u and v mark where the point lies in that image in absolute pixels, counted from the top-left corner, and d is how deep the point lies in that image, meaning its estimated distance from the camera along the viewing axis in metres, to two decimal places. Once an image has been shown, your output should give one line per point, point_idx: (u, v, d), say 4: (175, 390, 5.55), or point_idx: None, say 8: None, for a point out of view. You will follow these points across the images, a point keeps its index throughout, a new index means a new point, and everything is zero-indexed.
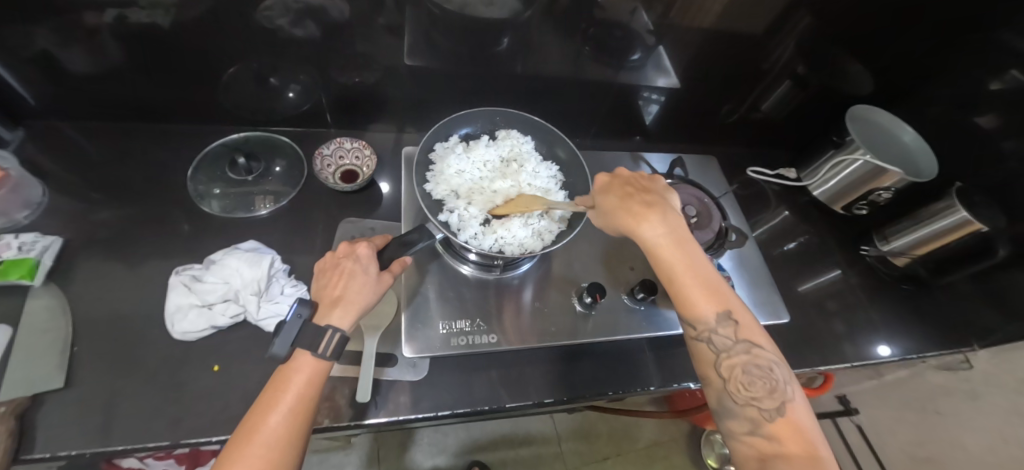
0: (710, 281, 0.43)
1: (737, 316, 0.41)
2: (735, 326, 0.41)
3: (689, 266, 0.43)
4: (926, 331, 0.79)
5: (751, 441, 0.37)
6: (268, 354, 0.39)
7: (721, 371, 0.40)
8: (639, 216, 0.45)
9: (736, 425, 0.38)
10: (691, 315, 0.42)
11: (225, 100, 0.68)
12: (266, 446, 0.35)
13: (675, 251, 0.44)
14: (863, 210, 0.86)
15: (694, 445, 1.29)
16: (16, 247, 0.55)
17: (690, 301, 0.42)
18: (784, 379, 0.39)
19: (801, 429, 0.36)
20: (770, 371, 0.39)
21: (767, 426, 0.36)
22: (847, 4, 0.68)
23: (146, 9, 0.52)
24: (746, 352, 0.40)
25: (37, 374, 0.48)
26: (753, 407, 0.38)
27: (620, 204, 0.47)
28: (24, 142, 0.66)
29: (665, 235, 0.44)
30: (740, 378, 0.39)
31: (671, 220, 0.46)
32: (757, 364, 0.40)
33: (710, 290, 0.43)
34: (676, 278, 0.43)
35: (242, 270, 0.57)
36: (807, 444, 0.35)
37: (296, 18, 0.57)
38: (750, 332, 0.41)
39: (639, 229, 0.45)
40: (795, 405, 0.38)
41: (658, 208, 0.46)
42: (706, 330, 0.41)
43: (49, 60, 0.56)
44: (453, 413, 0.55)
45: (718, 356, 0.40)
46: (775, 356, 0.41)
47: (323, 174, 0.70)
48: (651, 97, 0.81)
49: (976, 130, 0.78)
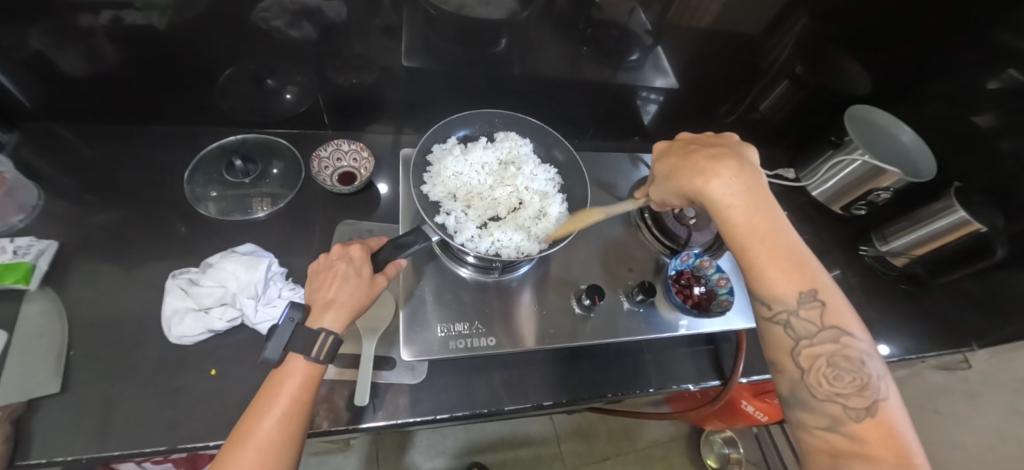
0: (792, 254, 0.39)
1: (823, 296, 0.37)
2: (819, 307, 0.37)
3: (768, 235, 0.40)
4: (925, 331, 0.79)
5: (826, 437, 0.34)
6: (261, 359, 0.38)
7: (800, 358, 0.37)
8: (708, 175, 0.43)
9: (811, 418, 0.36)
10: (768, 289, 0.39)
11: (222, 102, 0.68)
12: (259, 450, 0.35)
13: (751, 218, 0.41)
14: (862, 210, 0.86)
15: (694, 445, 1.30)
16: (11, 251, 0.54)
17: (766, 276, 0.39)
18: (877, 374, 0.35)
19: (895, 434, 0.32)
20: (860, 365, 0.35)
21: (850, 425, 0.33)
22: (845, 3, 0.68)
23: (141, 10, 0.51)
24: (831, 340, 0.36)
25: (32, 380, 0.48)
26: (836, 403, 0.35)
27: (688, 165, 0.45)
28: (19, 145, 0.65)
29: (740, 198, 0.41)
30: (820, 369, 0.36)
31: (747, 181, 0.42)
32: (845, 356, 0.36)
33: (791, 265, 0.39)
34: (750, 248, 0.40)
35: (238, 273, 0.57)
36: (901, 451, 0.31)
37: (293, 19, 0.56)
38: (837, 318, 0.37)
39: (709, 189, 0.42)
40: (888, 406, 0.34)
41: (734, 169, 0.43)
42: (782, 309, 0.38)
43: (43, 62, 0.56)
44: (453, 415, 0.55)
45: (796, 341, 0.37)
46: (870, 348, 0.36)
47: (320, 176, 0.69)
48: (650, 97, 0.81)
49: (973, 129, 0.78)
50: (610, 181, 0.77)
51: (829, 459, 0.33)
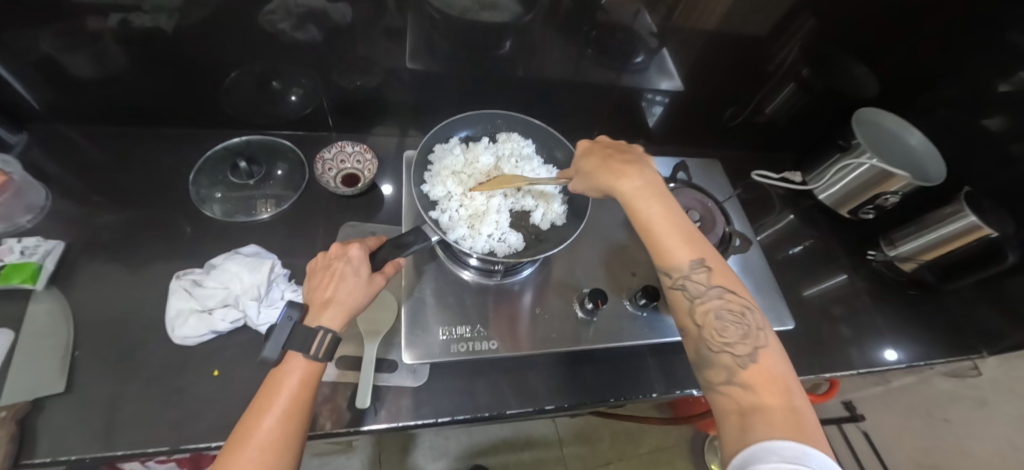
0: (685, 231, 0.45)
1: (711, 262, 0.42)
2: (709, 271, 0.42)
3: (665, 216, 0.45)
4: (935, 337, 0.78)
5: (728, 392, 0.36)
6: (261, 357, 0.39)
7: (696, 318, 0.41)
8: (619, 171, 0.47)
9: (712, 375, 0.38)
10: (667, 262, 0.43)
11: (228, 104, 0.69)
12: (260, 449, 0.35)
13: (651, 202, 0.45)
14: (870, 214, 0.84)
15: (698, 451, 1.28)
16: (19, 251, 0.55)
17: (665, 250, 0.43)
18: (758, 324, 0.40)
19: (774, 375, 0.36)
20: (743, 317, 0.40)
21: (741, 373, 0.36)
22: (850, 5, 0.67)
23: (149, 13, 0.52)
24: (718, 297, 0.41)
25: (39, 379, 0.48)
26: (727, 354, 0.38)
27: (601, 163, 0.49)
28: (29, 146, 0.66)
29: (643, 187, 0.46)
30: (711, 324, 0.41)
31: (649, 175, 0.48)
32: (730, 309, 0.41)
33: (685, 238, 0.44)
34: (653, 229, 0.44)
35: (242, 275, 0.57)
36: (778, 389, 0.35)
37: (298, 22, 0.57)
38: (723, 279, 0.42)
39: (617, 184, 0.47)
40: (769, 353, 0.38)
41: (636, 163, 0.49)
42: (679, 276, 0.42)
43: (52, 64, 0.56)
44: (454, 419, 0.55)
45: (692, 303, 0.41)
46: (748, 302, 0.42)
47: (324, 178, 0.70)
48: (655, 99, 0.81)
49: (982, 132, 0.77)
50: None
51: (733, 415, 0.35)
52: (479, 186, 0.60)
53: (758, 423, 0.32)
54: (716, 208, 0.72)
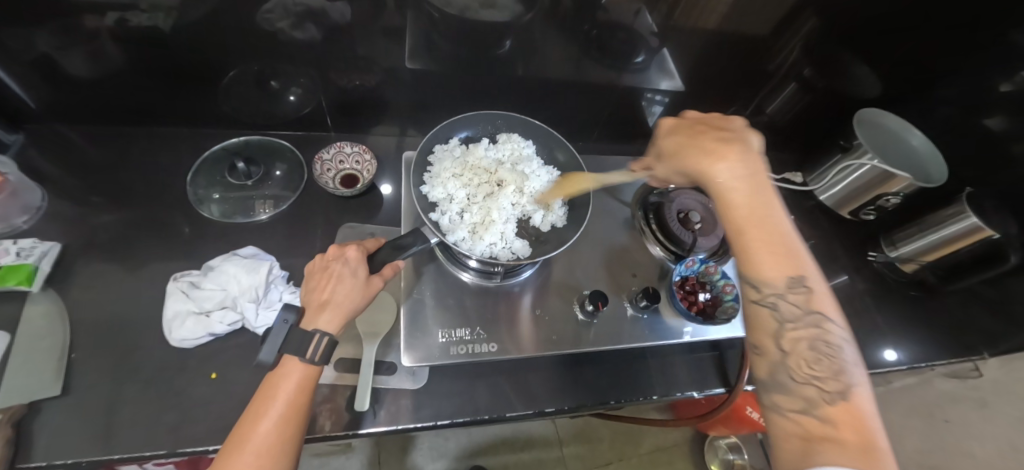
0: (785, 241, 0.39)
1: (811, 282, 0.37)
2: (807, 293, 0.36)
3: (767, 217, 0.39)
4: (936, 338, 0.78)
5: (799, 419, 0.33)
6: (257, 361, 0.39)
7: (781, 341, 0.36)
8: (715, 154, 0.43)
9: (786, 401, 0.34)
10: (758, 270, 0.38)
11: (226, 104, 0.68)
12: (257, 453, 0.34)
13: (751, 200, 0.40)
14: (872, 215, 0.85)
15: (697, 451, 1.28)
16: (14, 253, 0.54)
17: (757, 259, 0.38)
18: (852, 361, 0.35)
19: (864, 418, 0.31)
20: (837, 351, 0.35)
21: (823, 407, 0.32)
22: (853, 4, 0.67)
23: (147, 12, 0.51)
24: (813, 324, 0.36)
25: (35, 382, 0.48)
26: (813, 386, 0.34)
27: (692, 143, 0.45)
28: (25, 146, 0.66)
29: (741, 179, 0.41)
30: (800, 352, 0.36)
31: (752, 167, 0.42)
32: (824, 342, 0.36)
33: (784, 249, 0.38)
34: (745, 232, 0.39)
35: (239, 277, 0.57)
36: (870, 434, 0.30)
37: (297, 21, 0.56)
38: (821, 304, 0.37)
39: (713, 169, 0.42)
40: (861, 395, 0.33)
41: (739, 151, 0.43)
42: (771, 292, 0.37)
43: (49, 63, 0.56)
44: (453, 422, 0.55)
45: (781, 324, 0.36)
46: (845, 335, 0.37)
47: (322, 179, 0.69)
48: (655, 98, 0.80)
49: (982, 132, 0.77)
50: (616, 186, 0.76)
51: (798, 440, 0.31)
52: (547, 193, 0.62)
53: (828, 452, 0.29)
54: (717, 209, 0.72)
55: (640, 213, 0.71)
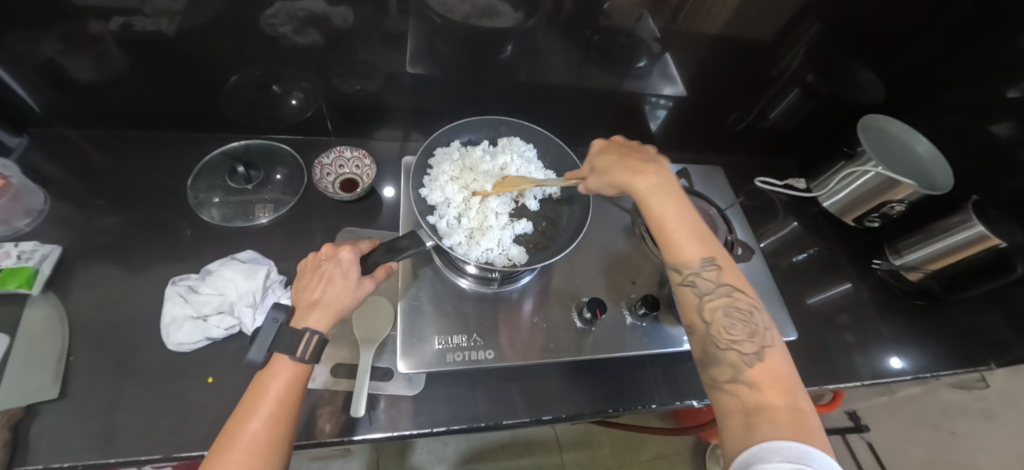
0: (696, 226, 0.44)
1: (720, 258, 0.42)
2: (719, 268, 0.41)
3: (678, 209, 0.44)
4: (943, 348, 0.76)
5: (735, 391, 0.35)
6: (245, 360, 0.38)
7: (704, 314, 0.41)
8: (635, 167, 0.47)
9: (718, 374, 0.37)
10: (678, 257, 0.42)
11: (228, 108, 0.68)
12: (248, 452, 0.34)
13: (664, 196, 0.45)
14: (876, 223, 0.82)
15: (699, 458, 1.27)
16: (15, 256, 0.55)
17: (676, 245, 0.43)
18: (764, 324, 0.40)
19: (781, 376, 0.36)
20: (750, 315, 0.40)
21: (749, 373, 0.36)
22: (858, 10, 0.66)
23: (150, 16, 0.52)
24: (727, 295, 0.41)
25: (33, 385, 0.48)
26: (735, 353, 0.38)
27: (617, 162, 0.49)
28: (29, 149, 0.66)
29: (657, 184, 0.46)
30: (718, 322, 0.40)
31: (664, 172, 0.47)
32: (738, 307, 0.40)
33: (696, 235, 0.43)
34: (665, 224, 0.44)
35: (237, 282, 0.57)
36: (786, 390, 0.35)
37: (300, 26, 0.56)
38: (732, 277, 0.41)
39: (634, 181, 0.46)
40: (775, 354, 0.38)
41: (650, 160, 0.49)
42: (690, 273, 0.42)
43: (54, 67, 0.56)
44: (450, 429, 0.54)
45: (701, 299, 0.41)
46: (755, 303, 0.41)
47: (321, 183, 0.70)
48: (659, 103, 0.79)
49: (990, 139, 0.76)
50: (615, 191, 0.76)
51: (738, 414, 0.34)
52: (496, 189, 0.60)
53: (764, 422, 0.32)
54: (719, 216, 0.70)
55: (640, 219, 0.70)
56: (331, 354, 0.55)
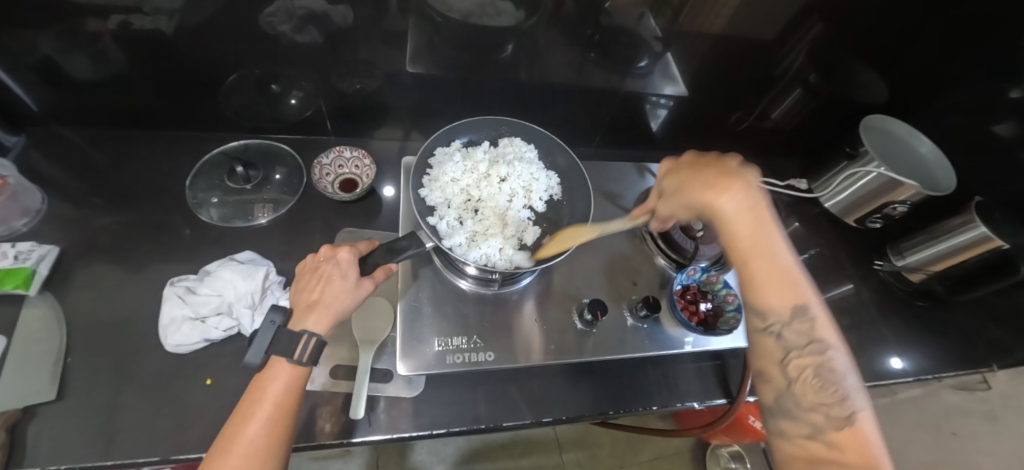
0: (787, 271, 0.41)
1: (813, 310, 0.39)
2: (810, 321, 0.39)
3: (769, 249, 0.42)
4: (946, 350, 0.76)
5: (807, 445, 0.35)
6: (243, 362, 0.38)
7: (787, 368, 0.38)
8: (719, 188, 0.44)
9: (793, 427, 0.36)
10: (762, 301, 0.40)
11: (227, 107, 0.68)
12: (246, 456, 0.34)
13: (754, 231, 0.42)
14: (877, 224, 0.82)
15: (699, 459, 1.27)
16: (12, 256, 0.55)
17: (760, 288, 0.40)
18: (855, 387, 0.37)
19: (870, 445, 0.34)
20: (841, 376, 0.37)
21: (830, 433, 0.34)
22: (861, 8, 0.66)
23: (149, 15, 0.51)
24: (818, 351, 0.38)
25: (30, 386, 0.48)
26: (818, 412, 0.36)
27: (696, 178, 0.47)
28: (26, 148, 0.66)
29: (745, 214, 0.43)
30: (804, 378, 0.37)
31: (756, 201, 0.44)
32: (829, 368, 0.38)
33: (784, 280, 0.41)
34: (751, 263, 0.42)
35: (235, 282, 0.57)
36: (875, 459, 0.33)
37: (299, 24, 0.56)
38: (824, 332, 0.39)
39: (719, 201, 0.44)
40: (864, 419, 0.35)
41: (741, 185, 0.45)
42: (776, 321, 0.39)
43: (51, 66, 0.56)
44: (449, 431, 0.54)
45: (787, 352, 0.38)
46: (846, 362, 0.38)
47: (321, 183, 0.70)
48: (660, 102, 0.79)
49: (994, 139, 0.75)
50: (616, 191, 0.75)
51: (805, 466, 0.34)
52: (546, 251, 0.56)
53: None
54: None
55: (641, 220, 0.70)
56: (331, 354, 0.55)
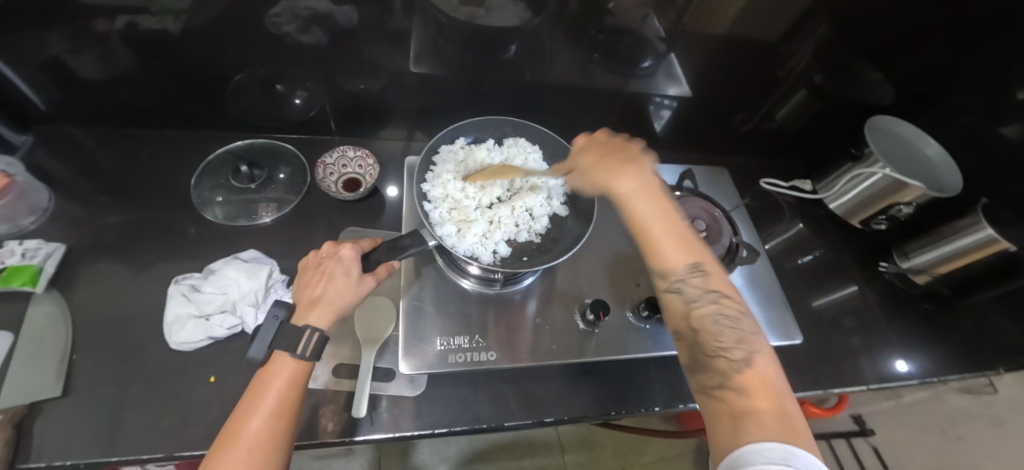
0: (680, 231, 0.42)
1: (706, 264, 0.40)
2: (705, 274, 0.40)
3: (662, 216, 0.42)
4: (951, 353, 0.75)
5: (722, 399, 0.35)
6: (246, 357, 0.38)
7: (692, 322, 0.39)
8: (616, 171, 0.46)
9: (706, 383, 0.37)
10: (661, 264, 0.41)
11: (232, 107, 0.68)
12: (248, 450, 0.34)
13: (645, 201, 0.43)
14: (883, 225, 0.82)
15: (702, 461, 1.26)
16: (19, 254, 0.56)
17: (661, 250, 0.41)
18: (751, 328, 0.39)
19: (771, 382, 0.34)
20: (738, 321, 0.39)
21: (737, 380, 0.35)
22: (867, 8, 0.65)
23: (156, 15, 0.52)
24: (715, 301, 0.39)
25: (37, 383, 0.48)
26: (723, 359, 0.37)
27: (598, 161, 0.48)
28: (34, 147, 0.67)
29: (638, 186, 0.44)
30: (708, 330, 0.39)
31: (645, 172, 0.46)
32: (727, 314, 0.39)
33: (683, 239, 0.42)
34: (649, 230, 0.42)
35: (240, 281, 0.57)
36: (774, 395, 0.33)
37: (304, 25, 0.56)
38: (721, 283, 0.40)
39: (617, 182, 0.45)
40: (763, 358, 0.36)
41: (634, 163, 0.47)
42: (676, 279, 0.40)
43: (59, 66, 0.57)
44: (450, 431, 0.54)
45: (688, 307, 0.39)
46: (742, 307, 0.40)
47: (324, 183, 0.70)
48: (663, 102, 0.79)
49: (1001, 141, 0.74)
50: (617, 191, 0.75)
51: (726, 419, 0.33)
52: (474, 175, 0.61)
53: (751, 425, 0.31)
54: (724, 217, 0.69)
55: None
56: (334, 353, 0.55)
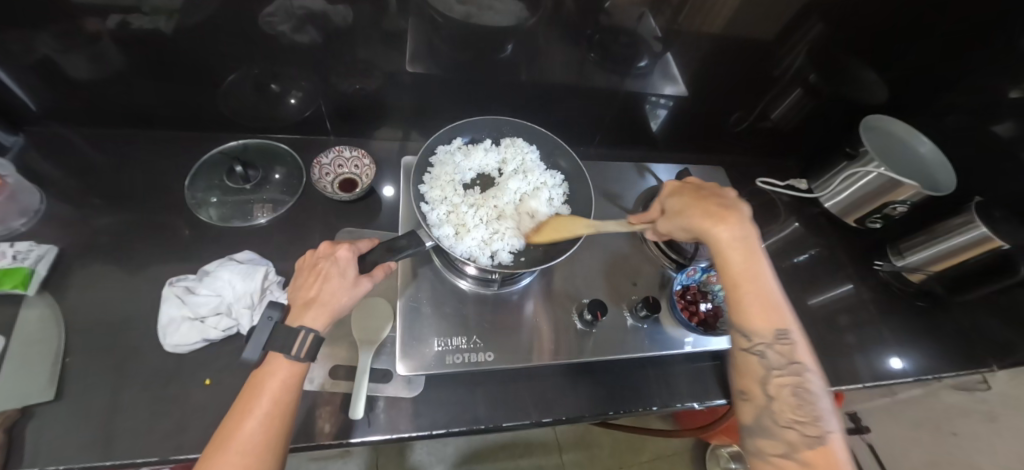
0: (772, 296, 0.44)
1: (793, 334, 0.42)
2: (790, 344, 0.42)
3: (757, 276, 0.45)
4: (945, 350, 0.76)
5: (781, 463, 0.38)
6: (240, 359, 0.38)
7: (767, 387, 0.42)
8: (717, 216, 0.47)
9: (768, 444, 0.39)
10: (747, 323, 0.43)
11: (226, 107, 0.68)
12: (244, 452, 0.34)
13: (744, 257, 0.45)
14: (878, 224, 0.82)
15: (699, 459, 1.26)
16: (10, 256, 0.54)
17: (747, 311, 0.43)
18: (827, 410, 0.40)
19: (839, 463, 0.36)
20: (816, 398, 0.40)
21: (803, 452, 0.37)
22: (862, 8, 0.65)
23: (148, 15, 0.51)
24: (796, 374, 0.41)
25: (29, 387, 0.48)
26: (793, 430, 0.39)
27: (695, 205, 0.49)
28: (25, 148, 0.66)
29: (738, 240, 0.46)
30: (783, 398, 0.41)
31: (747, 229, 0.47)
32: (805, 389, 0.41)
33: (770, 305, 0.44)
34: (740, 285, 0.45)
35: (234, 283, 0.57)
36: None
37: (299, 24, 0.56)
38: (802, 355, 0.42)
39: (715, 229, 0.46)
40: (836, 439, 0.38)
41: (735, 213, 0.48)
42: (759, 342, 0.42)
43: (49, 66, 0.56)
44: (449, 431, 0.53)
45: (767, 371, 0.42)
46: (821, 384, 0.42)
47: (320, 183, 0.69)
48: (660, 102, 0.79)
49: (994, 139, 0.74)
50: (615, 190, 0.75)
51: None
52: (536, 235, 0.58)
53: None
54: None
55: None
56: (331, 354, 0.55)
